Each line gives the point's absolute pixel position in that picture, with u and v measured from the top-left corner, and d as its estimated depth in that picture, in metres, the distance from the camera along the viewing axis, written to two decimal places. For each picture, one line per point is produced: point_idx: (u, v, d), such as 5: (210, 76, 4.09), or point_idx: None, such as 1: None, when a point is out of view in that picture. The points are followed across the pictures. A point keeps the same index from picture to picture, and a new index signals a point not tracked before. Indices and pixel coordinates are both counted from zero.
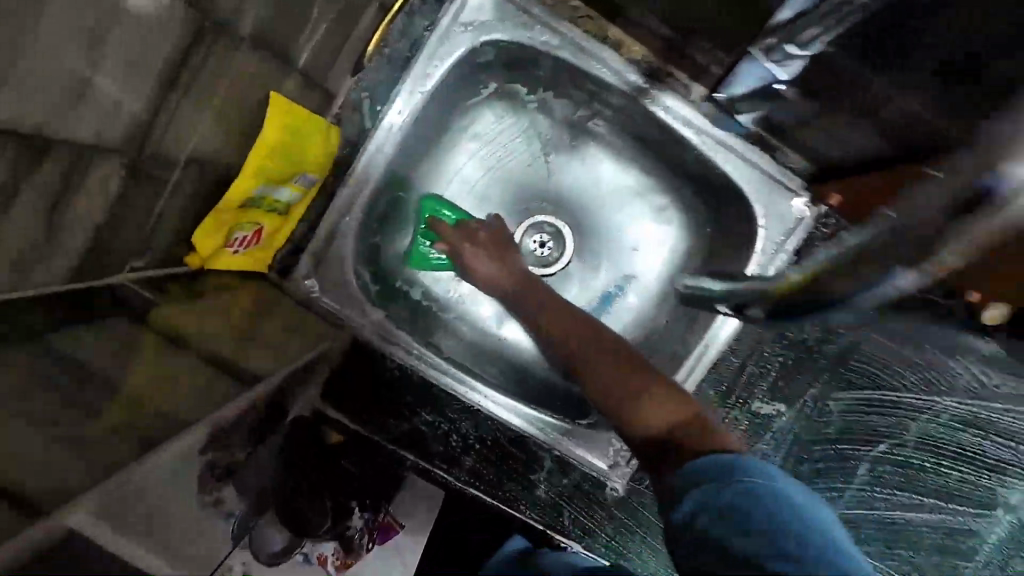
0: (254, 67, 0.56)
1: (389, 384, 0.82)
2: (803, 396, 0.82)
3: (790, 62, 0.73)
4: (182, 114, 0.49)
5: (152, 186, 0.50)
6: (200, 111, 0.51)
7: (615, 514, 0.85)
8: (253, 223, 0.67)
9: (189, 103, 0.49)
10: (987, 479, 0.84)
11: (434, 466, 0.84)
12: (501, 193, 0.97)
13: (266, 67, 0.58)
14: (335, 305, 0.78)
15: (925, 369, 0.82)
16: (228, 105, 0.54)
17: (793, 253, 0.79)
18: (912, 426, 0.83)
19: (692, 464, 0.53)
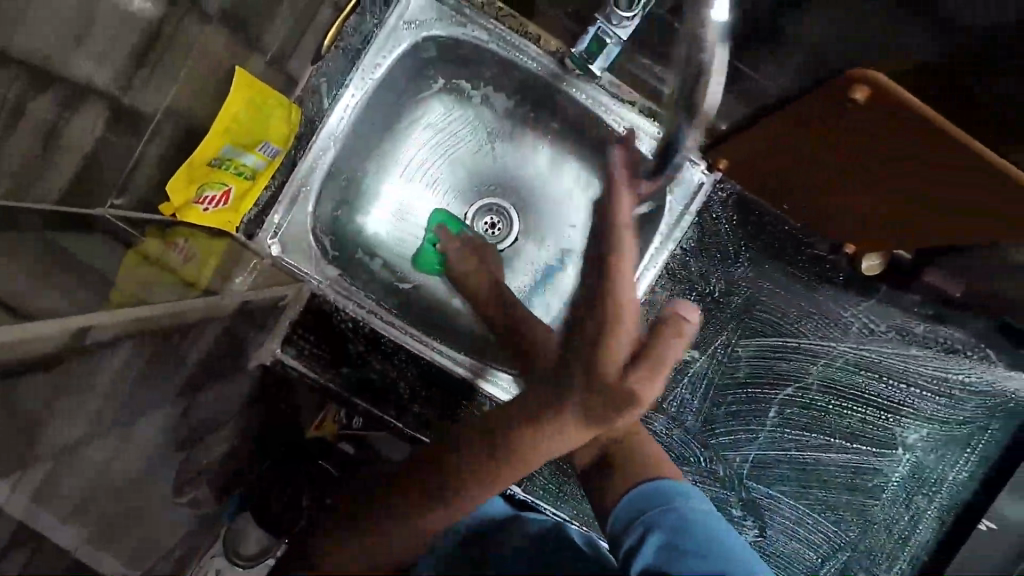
0: None
1: (343, 337, 0.90)
2: (714, 343, 0.92)
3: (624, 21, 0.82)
4: None
5: None
6: None
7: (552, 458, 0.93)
8: (224, 184, 0.80)
9: None
10: (885, 420, 0.93)
11: (385, 413, 0.92)
12: (452, 176, 1.09)
13: None
14: (294, 264, 0.87)
15: (821, 318, 0.92)
16: None
17: (697, 215, 0.90)
18: (813, 369, 0.92)
19: (650, 483, 0.60)
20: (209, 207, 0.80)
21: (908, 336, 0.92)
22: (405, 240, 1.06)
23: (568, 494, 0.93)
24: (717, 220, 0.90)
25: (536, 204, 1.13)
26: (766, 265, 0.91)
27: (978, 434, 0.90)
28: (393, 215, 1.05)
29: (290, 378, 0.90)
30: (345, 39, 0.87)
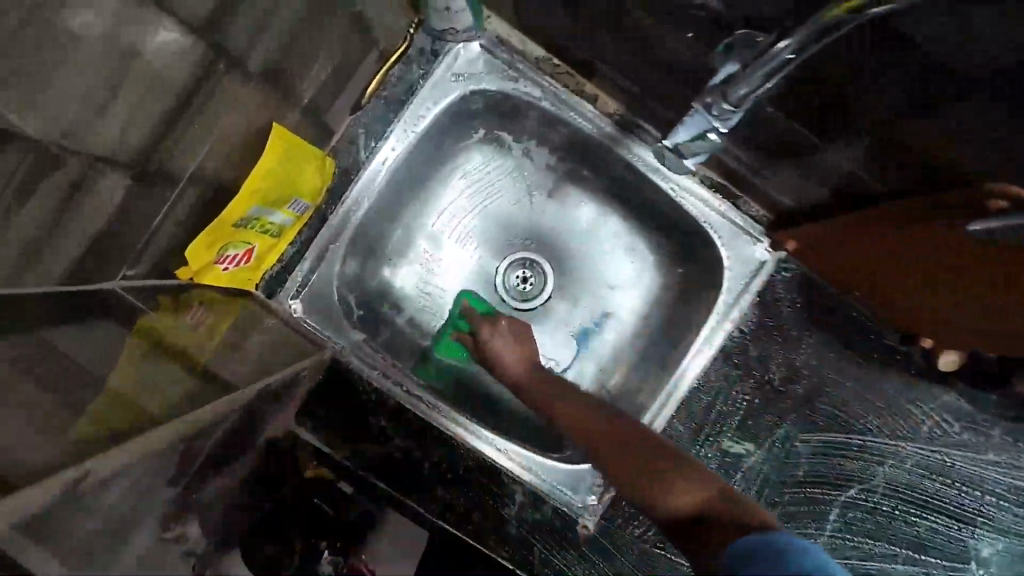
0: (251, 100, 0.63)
1: (365, 408, 0.83)
2: (771, 436, 0.83)
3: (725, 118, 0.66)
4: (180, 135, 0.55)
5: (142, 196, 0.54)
6: (193, 130, 0.56)
7: (588, 555, 0.84)
8: (248, 242, 0.71)
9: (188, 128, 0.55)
10: (958, 530, 0.84)
11: (406, 494, 0.83)
12: (487, 229, 1.03)
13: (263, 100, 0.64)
14: (316, 327, 0.82)
15: (889, 413, 0.84)
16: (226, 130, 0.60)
17: (756, 294, 0.83)
18: (879, 470, 0.84)
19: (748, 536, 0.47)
20: (227, 267, 0.70)
21: (986, 441, 0.83)
22: (434, 295, 0.98)
23: None
24: (780, 301, 0.83)
25: (575, 262, 1.05)
26: (829, 350, 0.83)
27: None
28: (423, 268, 0.98)
29: (304, 452, 0.82)
30: (388, 87, 0.81)
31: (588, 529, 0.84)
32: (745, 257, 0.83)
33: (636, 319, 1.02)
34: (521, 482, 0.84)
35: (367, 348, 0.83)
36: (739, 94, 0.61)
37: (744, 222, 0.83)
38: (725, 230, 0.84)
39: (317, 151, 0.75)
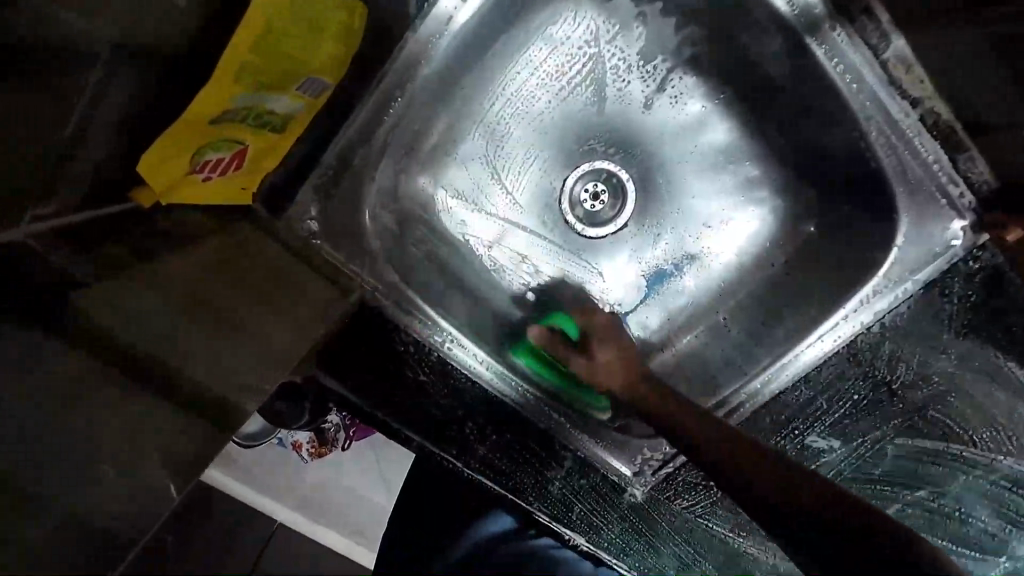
0: None
1: (397, 361, 0.66)
2: (863, 436, 0.72)
3: None
4: None
5: None
6: None
7: (626, 516, 0.79)
8: (239, 140, 0.48)
9: None
10: (1007, 533, 0.76)
11: (441, 451, 0.70)
12: (561, 124, 0.77)
13: None
14: (341, 259, 0.61)
15: (1004, 427, 0.70)
16: None
17: (923, 283, 0.65)
18: (958, 477, 0.74)
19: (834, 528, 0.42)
20: (213, 181, 0.47)
21: None
22: (485, 214, 0.78)
23: (632, 551, 0.81)
24: (947, 297, 0.66)
25: (665, 182, 0.80)
26: (976, 361, 0.68)
27: None
28: (473, 176, 0.76)
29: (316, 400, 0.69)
30: None
31: (635, 498, 0.77)
32: (932, 231, 0.64)
33: (733, 276, 0.79)
34: (573, 448, 0.75)
35: (407, 291, 0.65)
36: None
37: (951, 183, 0.63)
38: (915, 187, 0.63)
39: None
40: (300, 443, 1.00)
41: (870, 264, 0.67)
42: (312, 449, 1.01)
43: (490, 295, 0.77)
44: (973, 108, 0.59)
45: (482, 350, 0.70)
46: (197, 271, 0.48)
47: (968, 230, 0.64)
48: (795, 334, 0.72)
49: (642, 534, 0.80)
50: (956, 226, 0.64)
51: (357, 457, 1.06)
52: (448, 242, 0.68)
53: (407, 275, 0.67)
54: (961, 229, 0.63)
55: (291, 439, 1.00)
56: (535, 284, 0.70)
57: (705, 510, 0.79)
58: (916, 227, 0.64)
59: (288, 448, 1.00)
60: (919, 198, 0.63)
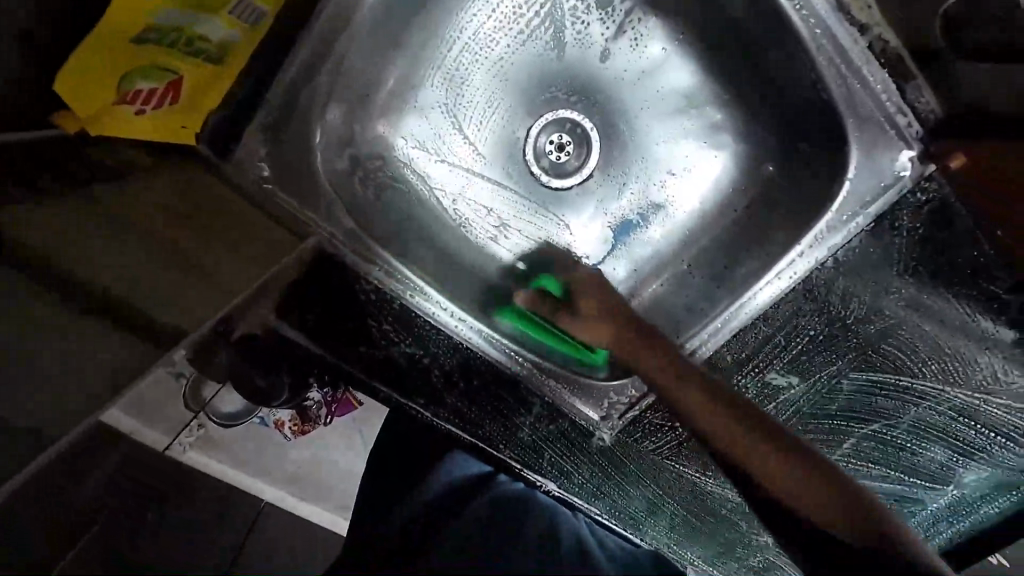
0: None
1: (362, 310, 0.66)
2: (819, 372, 0.75)
3: None
4: None
5: None
6: None
7: (596, 460, 0.81)
8: (173, 70, 0.49)
9: None
10: (954, 461, 0.81)
11: (409, 402, 0.70)
12: (522, 70, 0.76)
13: None
14: (297, 205, 0.59)
15: (950, 359, 0.74)
16: None
17: (873, 217, 0.67)
18: (909, 410, 0.78)
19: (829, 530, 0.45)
20: (150, 112, 0.47)
21: None
22: (448, 164, 0.77)
23: (607, 495, 0.83)
24: (897, 230, 0.67)
25: (628, 129, 0.80)
26: (925, 296, 0.70)
27: None
28: (433, 126, 0.75)
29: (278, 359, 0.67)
30: None
31: (602, 441, 0.79)
32: (879, 166, 0.65)
33: (696, 222, 0.80)
34: (540, 393, 0.76)
35: (365, 237, 0.64)
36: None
37: (898, 113, 0.63)
38: (866, 121, 0.64)
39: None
40: (281, 422, 1.01)
41: (822, 199, 0.68)
42: (295, 427, 1.02)
43: (457, 251, 0.77)
44: (923, 36, 0.60)
45: (440, 300, 0.69)
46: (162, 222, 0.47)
47: (915, 161, 0.65)
48: (761, 273, 0.72)
49: (613, 476, 0.83)
50: (903, 157, 0.65)
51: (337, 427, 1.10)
52: (526, 298, 0.70)
53: (365, 224, 0.66)
54: (909, 160, 0.65)
55: (273, 418, 1.00)
56: (615, 303, 0.65)
57: (671, 451, 0.82)
58: (868, 163, 0.65)
59: (270, 427, 1.00)
60: (868, 130, 0.64)
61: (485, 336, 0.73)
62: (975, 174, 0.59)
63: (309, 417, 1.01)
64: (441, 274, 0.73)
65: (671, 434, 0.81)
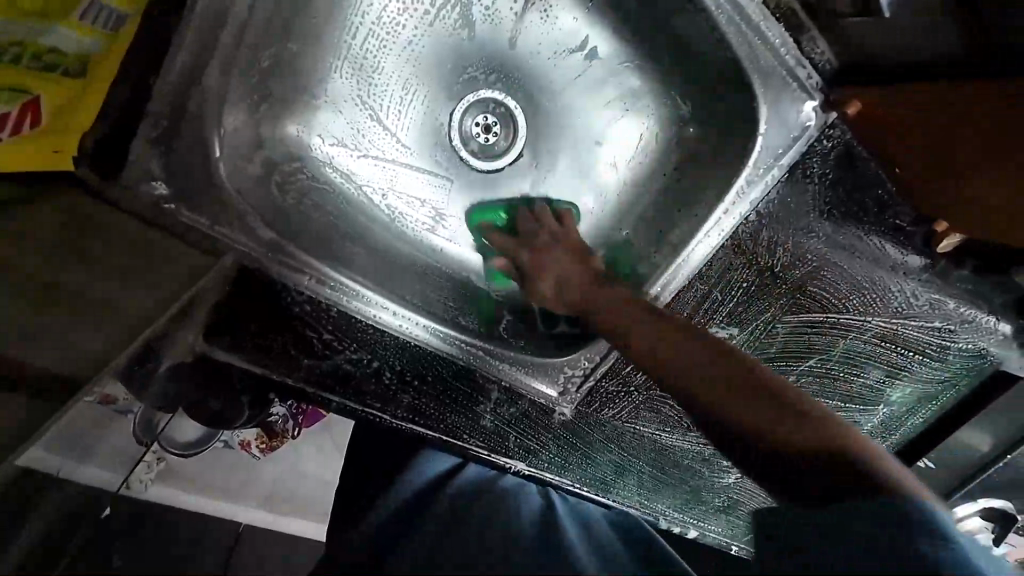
0: None
1: (297, 322, 0.62)
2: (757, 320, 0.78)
3: None
4: None
5: None
6: None
7: (561, 434, 0.81)
8: (27, 91, 0.47)
9: None
10: (882, 383, 0.90)
11: (363, 408, 0.66)
12: (434, 52, 0.73)
13: None
14: (205, 225, 0.55)
15: (868, 291, 0.80)
16: None
17: (786, 168, 0.70)
18: (842, 343, 0.83)
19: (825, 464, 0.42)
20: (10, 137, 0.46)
21: (939, 309, 0.84)
22: (372, 159, 0.73)
23: (576, 467, 0.82)
24: (810, 177, 0.71)
25: (551, 103, 0.79)
26: (840, 236, 0.75)
27: (946, 391, 0.95)
28: (348, 119, 0.71)
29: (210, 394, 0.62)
30: None
31: (564, 415, 0.81)
32: (789, 118, 0.67)
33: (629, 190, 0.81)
34: (496, 378, 0.76)
35: (290, 247, 0.61)
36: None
37: (799, 67, 0.66)
38: (772, 75, 0.66)
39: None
40: (247, 443, 0.96)
41: (742, 156, 0.69)
42: (260, 446, 0.98)
43: (395, 247, 0.75)
44: None
45: (383, 300, 0.68)
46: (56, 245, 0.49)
47: (819, 111, 0.68)
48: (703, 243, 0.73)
49: (580, 448, 0.83)
50: (807, 109, 0.68)
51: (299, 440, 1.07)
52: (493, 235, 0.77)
53: (287, 234, 0.63)
54: (814, 111, 0.68)
55: (237, 439, 0.94)
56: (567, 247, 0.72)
57: (630, 415, 0.85)
58: (777, 116, 0.67)
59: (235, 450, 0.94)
60: (774, 84, 0.66)
61: (433, 328, 0.72)
62: (896, 128, 0.63)
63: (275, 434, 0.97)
64: (384, 272, 0.72)
65: (627, 399, 0.84)
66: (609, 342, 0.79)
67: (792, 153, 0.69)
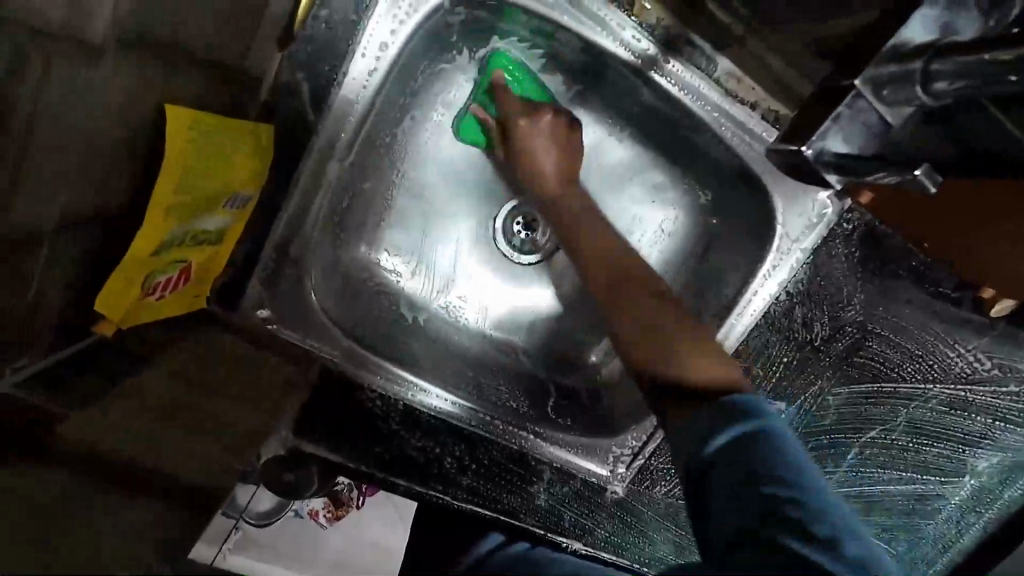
0: (135, 94, 0.41)
1: (370, 418, 0.71)
2: (804, 392, 0.79)
3: (952, 27, 0.58)
4: (32, 191, 0.35)
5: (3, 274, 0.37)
6: (58, 183, 0.37)
7: (616, 513, 0.82)
8: (182, 260, 0.55)
9: (37, 183, 0.36)
10: (961, 452, 0.83)
11: (429, 489, 0.72)
12: (477, 172, 0.84)
13: (160, 81, 0.44)
14: (297, 338, 0.68)
15: (923, 358, 0.78)
16: (121, 142, 0.42)
17: (809, 251, 0.74)
18: (902, 412, 0.81)
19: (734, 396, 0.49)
20: (165, 298, 0.55)
21: (1012, 374, 0.79)
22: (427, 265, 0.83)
23: (630, 546, 0.82)
24: (836, 256, 0.74)
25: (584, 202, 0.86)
26: (880, 306, 0.76)
27: None
28: (408, 234, 0.82)
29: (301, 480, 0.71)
30: None
31: (616, 494, 0.83)
32: (806, 207, 0.73)
33: (663, 269, 0.85)
34: (547, 460, 0.81)
35: (361, 351, 0.72)
36: (937, 90, 0.57)
37: None
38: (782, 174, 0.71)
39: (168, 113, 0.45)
40: (315, 511, 1.04)
41: (764, 240, 0.75)
42: (331, 513, 1.05)
43: (449, 340, 0.83)
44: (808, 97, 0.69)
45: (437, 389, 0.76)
46: (187, 373, 0.55)
47: (835, 198, 0.73)
48: (781, 238, 0.73)
49: (633, 526, 0.83)
50: (822, 197, 0.73)
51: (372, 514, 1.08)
52: None
53: (362, 338, 0.74)
54: (829, 199, 0.73)
55: (307, 508, 1.04)
56: None
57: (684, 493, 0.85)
58: (792, 205, 0.72)
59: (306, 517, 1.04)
60: (785, 180, 0.72)
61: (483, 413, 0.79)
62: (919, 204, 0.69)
63: (340, 504, 1.05)
64: (440, 365, 0.80)
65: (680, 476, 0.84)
66: (654, 423, 0.82)
67: (813, 236, 0.73)
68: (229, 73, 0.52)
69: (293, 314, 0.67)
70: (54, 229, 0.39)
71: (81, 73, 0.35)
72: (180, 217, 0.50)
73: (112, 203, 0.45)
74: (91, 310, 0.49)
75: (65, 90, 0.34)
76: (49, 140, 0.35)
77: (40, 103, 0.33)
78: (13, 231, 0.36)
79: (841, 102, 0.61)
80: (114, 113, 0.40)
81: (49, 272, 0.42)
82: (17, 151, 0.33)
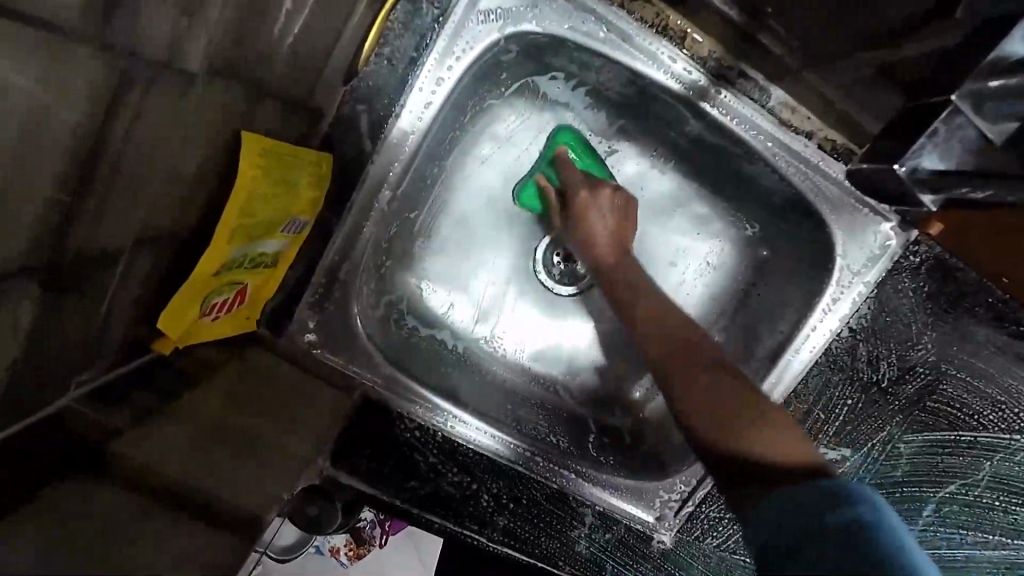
0: (217, 120, 0.43)
1: (408, 449, 0.69)
2: (871, 439, 0.73)
3: None
4: (121, 205, 0.37)
5: (85, 285, 0.38)
6: (143, 200, 0.39)
7: (662, 565, 0.77)
8: (239, 282, 0.56)
9: (125, 199, 0.37)
10: None
11: (464, 528, 0.70)
12: (519, 202, 0.83)
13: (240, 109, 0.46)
14: (341, 362, 0.68)
15: (1008, 405, 0.70)
16: (200, 164, 0.44)
17: (872, 284, 0.70)
18: (986, 465, 0.72)
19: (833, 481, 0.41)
20: (219, 319, 0.56)
21: None
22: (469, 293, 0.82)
23: None
24: (901, 291, 0.70)
25: None
26: (953, 345, 0.70)
27: None
28: (449, 263, 0.80)
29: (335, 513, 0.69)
30: (399, 23, 0.62)
31: (662, 543, 0.77)
32: (866, 240, 0.70)
33: (709, 302, 0.82)
34: (589, 502, 0.76)
35: (402, 379, 0.71)
36: None
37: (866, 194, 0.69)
38: (840, 205, 0.69)
39: (243, 140, 0.47)
40: (336, 548, 1.01)
41: (821, 273, 0.72)
42: (351, 551, 1.01)
43: (489, 371, 0.81)
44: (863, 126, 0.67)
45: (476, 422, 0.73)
46: (236, 393, 0.55)
47: (898, 230, 0.70)
48: (839, 272, 0.70)
49: None
50: (884, 228, 0.70)
51: (397, 552, 1.04)
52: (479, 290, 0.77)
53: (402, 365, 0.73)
54: (891, 230, 0.70)
55: (328, 545, 1.00)
56: None
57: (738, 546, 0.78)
58: (851, 238, 0.70)
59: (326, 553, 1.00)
60: (844, 211, 0.70)
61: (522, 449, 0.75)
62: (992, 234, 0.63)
63: (363, 540, 1.02)
64: (480, 396, 0.78)
65: (732, 527, 0.78)
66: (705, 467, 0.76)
67: (875, 269, 0.70)
68: (299, 106, 0.55)
69: (338, 338, 0.68)
70: (133, 245, 0.41)
71: (175, 98, 0.37)
72: (242, 240, 0.52)
73: (186, 224, 0.47)
74: (154, 327, 0.51)
75: (161, 113, 0.37)
76: (141, 159, 0.37)
77: (137, 124, 0.35)
78: (99, 244, 0.37)
79: (935, 118, 0.59)
80: (198, 135, 0.42)
81: (124, 288, 0.43)
82: (113, 168, 0.35)
